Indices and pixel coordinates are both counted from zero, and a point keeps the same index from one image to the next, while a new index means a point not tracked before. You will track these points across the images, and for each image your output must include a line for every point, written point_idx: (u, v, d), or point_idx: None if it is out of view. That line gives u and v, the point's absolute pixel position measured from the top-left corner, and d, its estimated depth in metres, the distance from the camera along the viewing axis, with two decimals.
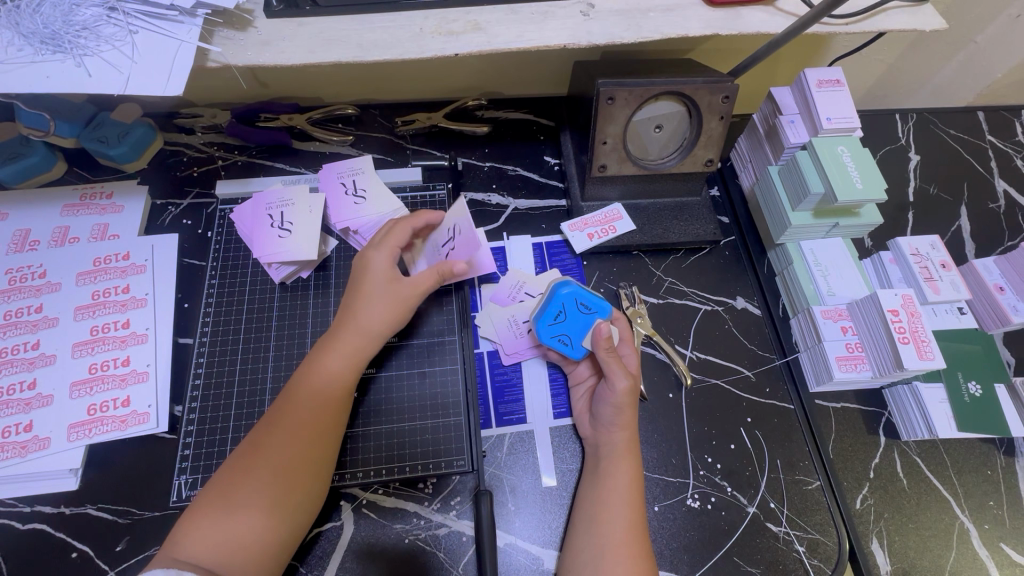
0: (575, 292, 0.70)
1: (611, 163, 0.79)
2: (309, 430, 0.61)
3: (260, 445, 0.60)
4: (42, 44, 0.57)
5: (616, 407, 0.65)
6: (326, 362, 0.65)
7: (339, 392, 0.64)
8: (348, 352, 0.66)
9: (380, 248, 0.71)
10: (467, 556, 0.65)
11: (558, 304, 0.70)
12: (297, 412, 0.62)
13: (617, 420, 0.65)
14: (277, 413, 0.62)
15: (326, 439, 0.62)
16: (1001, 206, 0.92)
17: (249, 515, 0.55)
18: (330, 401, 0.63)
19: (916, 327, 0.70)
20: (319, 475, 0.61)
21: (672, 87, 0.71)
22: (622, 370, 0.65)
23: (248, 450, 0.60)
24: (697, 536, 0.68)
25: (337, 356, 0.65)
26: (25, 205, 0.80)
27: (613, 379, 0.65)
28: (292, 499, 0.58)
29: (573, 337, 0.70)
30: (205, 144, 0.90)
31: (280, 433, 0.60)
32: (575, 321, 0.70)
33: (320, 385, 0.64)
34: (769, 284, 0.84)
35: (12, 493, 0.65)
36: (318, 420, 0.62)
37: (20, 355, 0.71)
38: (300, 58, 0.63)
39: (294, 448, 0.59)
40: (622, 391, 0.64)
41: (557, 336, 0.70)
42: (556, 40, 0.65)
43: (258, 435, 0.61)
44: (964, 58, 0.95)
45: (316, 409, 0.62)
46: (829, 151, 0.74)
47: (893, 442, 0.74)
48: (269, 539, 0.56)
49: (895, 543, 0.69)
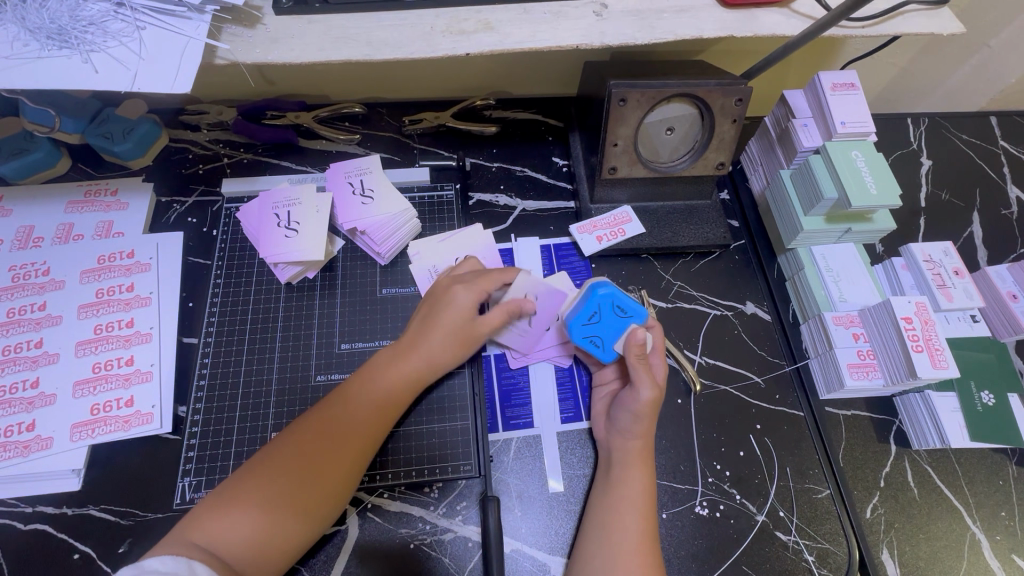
0: (618, 295, 0.66)
1: (621, 166, 0.78)
2: (346, 443, 0.61)
3: (299, 443, 0.59)
4: (49, 38, 0.56)
5: (636, 415, 0.65)
6: (383, 376, 0.66)
7: (388, 411, 0.65)
8: (411, 376, 0.67)
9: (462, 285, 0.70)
10: (474, 561, 0.65)
11: (593, 304, 0.66)
12: (344, 421, 0.62)
13: (635, 429, 0.65)
14: (322, 418, 0.62)
15: (360, 456, 0.61)
16: (1014, 212, 0.92)
17: (265, 517, 0.55)
18: (378, 414, 0.64)
19: (929, 336, 0.69)
20: (345, 487, 0.60)
21: (685, 90, 0.70)
22: (649, 380, 0.65)
23: (289, 444, 0.59)
24: (706, 544, 0.67)
25: (397, 379, 0.66)
26: (29, 202, 0.80)
27: (638, 385, 0.65)
28: (313, 507, 0.57)
29: (604, 339, 0.67)
30: (211, 141, 0.89)
31: (321, 437, 0.60)
32: (610, 324, 0.67)
33: (373, 400, 0.64)
34: (779, 289, 0.83)
35: (13, 494, 0.65)
36: (360, 430, 0.62)
37: (23, 354, 0.70)
38: (309, 56, 0.62)
39: (336, 455, 0.60)
40: (644, 402, 0.64)
41: (589, 337, 0.67)
42: (569, 40, 0.64)
43: (300, 433, 0.60)
44: (978, 62, 0.94)
45: (362, 420, 0.62)
46: (843, 156, 0.73)
47: (905, 451, 0.74)
48: (277, 542, 0.55)
49: (906, 553, 0.68)
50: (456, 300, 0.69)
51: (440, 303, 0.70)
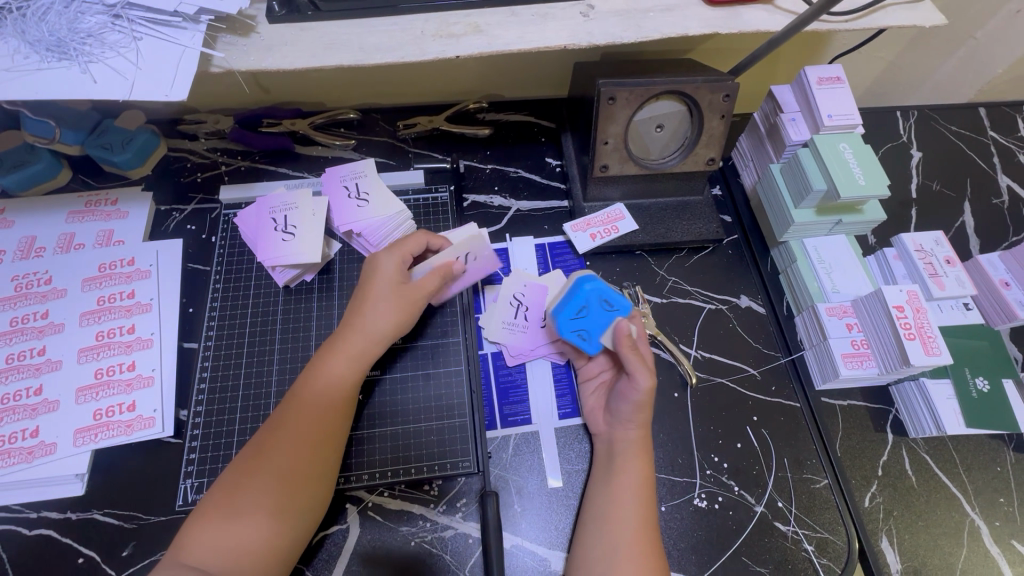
0: (598, 287, 0.69)
1: (613, 164, 0.79)
2: (309, 435, 0.61)
3: (267, 444, 0.60)
4: (48, 51, 0.58)
5: (636, 405, 0.65)
6: (333, 363, 0.65)
7: (343, 393, 0.65)
8: (356, 355, 0.66)
9: (391, 250, 0.72)
10: (474, 557, 0.65)
11: (581, 299, 0.68)
12: (304, 412, 0.62)
13: (635, 418, 0.65)
14: (283, 416, 0.62)
15: (328, 446, 0.62)
16: (1005, 201, 0.92)
17: (252, 525, 0.56)
18: (335, 401, 0.64)
19: (922, 323, 0.70)
20: (322, 480, 0.61)
21: (672, 87, 0.72)
22: (646, 370, 0.65)
23: (257, 449, 0.60)
24: (705, 536, 0.68)
25: (344, 359, 0.66)
26: (31, 213, 0.81)
27: (635, 377, 0.64)
28: (295, 505, 0.58)
29: (592, 332, 0.68)
30: (208, 150, 0.90)
31: (284, 434, 0.60)
32: (596, 318, 0.69)
33: (327, 386, 0.64)
34: (773, 282, 0.84)
35: (18, 500, 0.65)
36: (322, 420, 0.62)
37: (26, 362, 0.71)
38: (302, 62, 0.64)
39: (303, 446, 0.60)
40: (644, 392, 0.64)
41: (575, 331, 0.69)
42: (556, 41, 0.66)
43: (266, 434, 0.61)
44: (964, 54, 0.95)
45: (319, 409, 0.63)
46: (831, 148, 0.74)
47: (901, 440, 0.74)
48: (269, 547, 0.56)
49: (905, 541, 0.68)
50: (388, 276, 0.69)
51: (373, 278, 0.70)
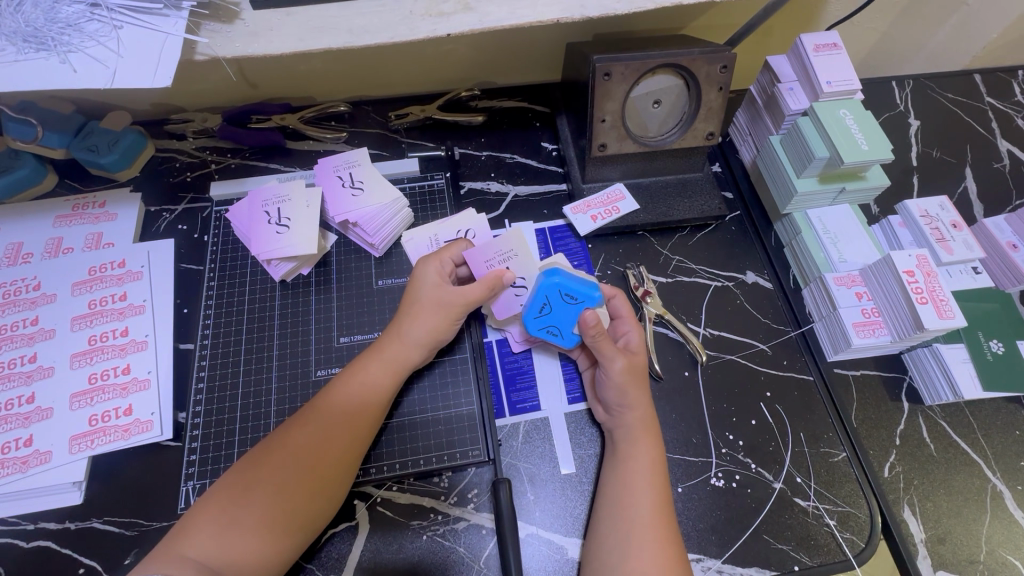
0: (564, 281, 0.67)
1: (611, 142, 0.77)
2: (332, 441, 0.59)
3: (286, 439, 0.59)
4: (25, 42, 0.56)
5: (618, 388, 0.64)
6: (369, 368, 0.65)
7: (375, 400, 0.63)
8: (391, 360, 0.66)
9: (430, 258, 0.71)
10: (489, 549, 0.63)
11: (542, 297, 0.68)
12: (331, 416, 0.61)
13: (625, 401, 0.64)
14: (309, 416, 0.61)
15: (350, 456, 0.60)
16: (1006, 165, 0.91)
17: (259, 529, 0.54)
18: (365, 409, 0.63)
19: (933, 287, 0.68)
20: (335, 490, 0.59)
21: (668, 60, 0.70)
22: (614, 350, 0.65)
23: (275, 445, 0.59)
24: (724, 515, 0.66)
25: (380, 363, 0.65)
26: (16, 219, 0.79)
27: (605, 360, 0.64)
28: (304, 514, 0.57)
29: (562, 327, 0.68)
30: (197, 149, 0.88)
31: (307, 436, 0.59)
32: (562, 312, 0.68)
33: (357, 391, 0.63)
34: (778, 256, 0.82)
35: (14, 511, 0.63)
36: (348, 428, 0.61)
37: (17, 369, 0.69)
38: (290, 47, 0.62)
39: (321, 450, 0.59)
40: (618, 372, 0.64)
41: (545, 328, 0.69)
42: (548, 15, 0.64)
43: (287, 432, 0.60)
44: (957, 21, 0.94)
45: (347, 415, 0.61)
46: (831, 115, 0.73)
47: (917, 408, 0.72)
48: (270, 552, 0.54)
49: (927, 509, 0.67)
50: (429, 283, 0.69)
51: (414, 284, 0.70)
